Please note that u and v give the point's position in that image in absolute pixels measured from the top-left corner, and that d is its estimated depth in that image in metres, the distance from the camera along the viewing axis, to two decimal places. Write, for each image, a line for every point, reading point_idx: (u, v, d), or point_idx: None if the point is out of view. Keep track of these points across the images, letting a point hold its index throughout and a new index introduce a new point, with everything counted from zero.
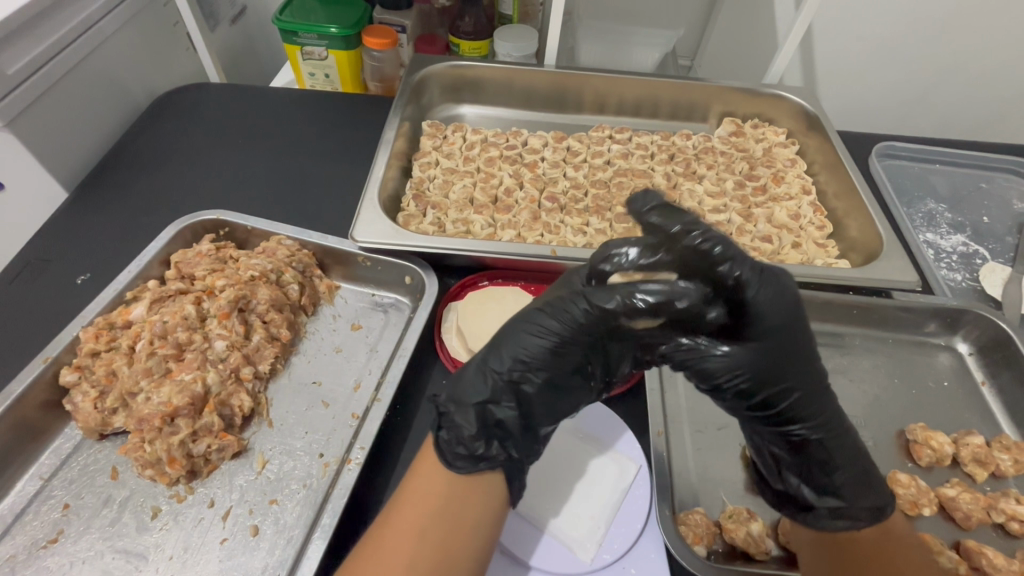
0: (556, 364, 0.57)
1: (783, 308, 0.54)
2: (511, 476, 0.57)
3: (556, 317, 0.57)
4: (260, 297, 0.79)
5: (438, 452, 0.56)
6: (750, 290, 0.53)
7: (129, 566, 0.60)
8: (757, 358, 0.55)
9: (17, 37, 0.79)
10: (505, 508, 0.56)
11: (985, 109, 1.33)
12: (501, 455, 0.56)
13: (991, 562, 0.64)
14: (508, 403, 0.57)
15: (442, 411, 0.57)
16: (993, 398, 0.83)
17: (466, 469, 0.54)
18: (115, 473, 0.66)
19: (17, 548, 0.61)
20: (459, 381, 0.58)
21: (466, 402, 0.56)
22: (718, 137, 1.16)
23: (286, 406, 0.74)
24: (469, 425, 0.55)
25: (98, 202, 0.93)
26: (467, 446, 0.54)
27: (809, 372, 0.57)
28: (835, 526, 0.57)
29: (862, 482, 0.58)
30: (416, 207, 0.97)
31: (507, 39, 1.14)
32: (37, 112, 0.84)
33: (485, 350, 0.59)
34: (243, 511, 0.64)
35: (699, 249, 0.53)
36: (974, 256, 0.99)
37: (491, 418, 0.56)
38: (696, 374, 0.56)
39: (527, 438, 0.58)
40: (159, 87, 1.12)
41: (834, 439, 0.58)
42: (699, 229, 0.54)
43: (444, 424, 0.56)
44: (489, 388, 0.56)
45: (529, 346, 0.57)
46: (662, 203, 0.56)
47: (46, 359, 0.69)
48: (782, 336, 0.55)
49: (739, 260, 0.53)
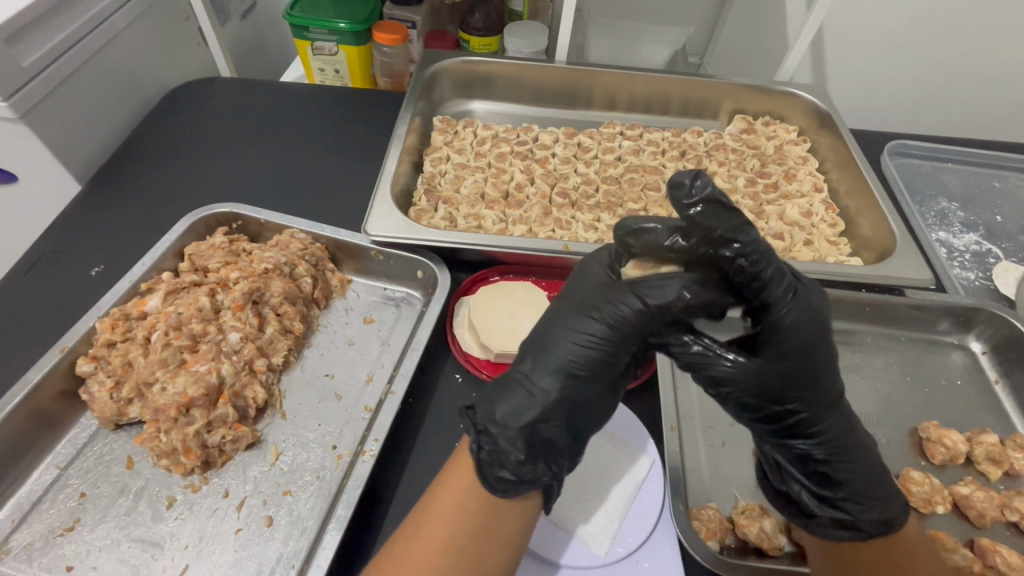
0: (603, 376, 0.56)
1: (809, 327, 0.54)
2: (553, 493, 0.56)
3: (603, 323, 0.56)
4: (273, 290, 0.79)
5: (479, 474, 0.53)
6: (780, 308, 0.53)
7: (146, 554, 0.60)
8: (768, 372, 0.55)
9: (31, 31, 0.80)
10: (540, 516, 0.56)
11: (999, 106, 1.31)
12: (546, 475, 0.54)
13: (1005, 560, 0.63)
14: (557, 423, 0.55)
15: (481, 430, 0.54)
16: (1007, 396, 0.83)
17: (510, 493, 0.53)
18: (131, 463, 0.67)
19: (34, 536, 0.61)
20: (495, 395, 0.56)
21: (512, 424, 0.54)
22: (730, 134, 1.16)
23: (299, 399, 0.74)
24: (517, 452, 0.52)
25: (112, 194, 0.93)
26: (512, 471, 0.53)
27: (827, 392, 0.56)
28: (835, 535, 0.57)
29: (870, 498, 0.56)
30: (427, 202, 0.96)
31: (518, 35, 1.14)
32: (52, 106, 0.84)
33: (529, 364, 0.57)
34: (257, 502, 0.64)
35: (733, 260, 0.52)
36: (987, 255, 0.99)
37: (539, 438, 0.54)
38: (702, 381, 0.56)
39: (571, 453, 0.57)
40: (170, 80, 1.12)
41: (842, 459, 0.57)
42: (743, 240, 0.52)
43: (485, 445, 0.54)
44: (538, 409, 0.54)
45: (575, 356, 0.56)
46: (711, 196, 0.51)
47: (62, 349, 0.70)
48: (804, 356, 0.54)
49: (777, 276, 0.53)
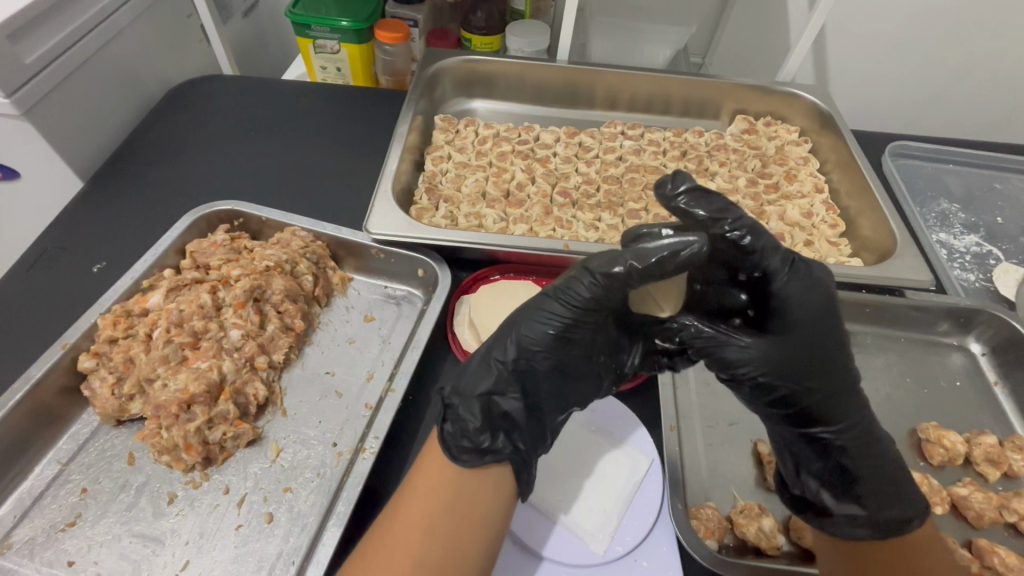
0: (563, 350, 0.58)
1: (816, 302, 0.56)
2: (520, 469, 0.56)
3: (560, 301, 0.57)
4: (275, 287, 0.79)
5: (443, 446, 0.55)
6: (778, 281, 0.56)
7: (147, 550, 0.60)
8: (782, 350, 0.56)
9: (35, 28, 0.80)
10: (514, 501, 0.56)
11: (1003, 108, 1.31)
12: (506, 447, 0.56)
13: (1003, 561, 0.64)
14: (515, 394, 0.57)
15: (446, 404, 0.58)
16: (1006, 397, 0.83)
17: (472, 462, 0.54)
18: (132, 459, 0.67)
19: (35, 531, 0.62)
20: (466, 372, 0.59)
21: (471, 394, 0.57)
22: (731, 134, 1.16)
23: (300, 396, 0.74)
24: (474, 418, 0.55)
25: (114, 191, 0.94)
26: (472, 439, 0.55)
27: (836, 376, 0.57)
28: (857, 535, 0.57)
29: (888, 496, 0.57)
30: (429, 200, 0.97)
31: (520, 34, 1.14)
32: (55, 102, 0.84)
33: (489, 342, 0.60)
34: (258, 498, 0.65)
35: (729, 236, 0.55)
36: (988, 256, 0.99)
37: (497, 409, 0.57)
38: (714, 364, 0.58)
39: (535, 427, 0.58)
40: (172, 78, 1.12)
41: (860, 451, 0.58)
42: (733, 218, 0.56)
43: (449, 417, 0.57)
44: (494, 379, 0.57)
45: (535, 334, 0.58)
46: (694, 187, 0.57)
47: (64, 345, 0.70)
48: (814, 335, 0.56)
49: (771, 249, 0.56)
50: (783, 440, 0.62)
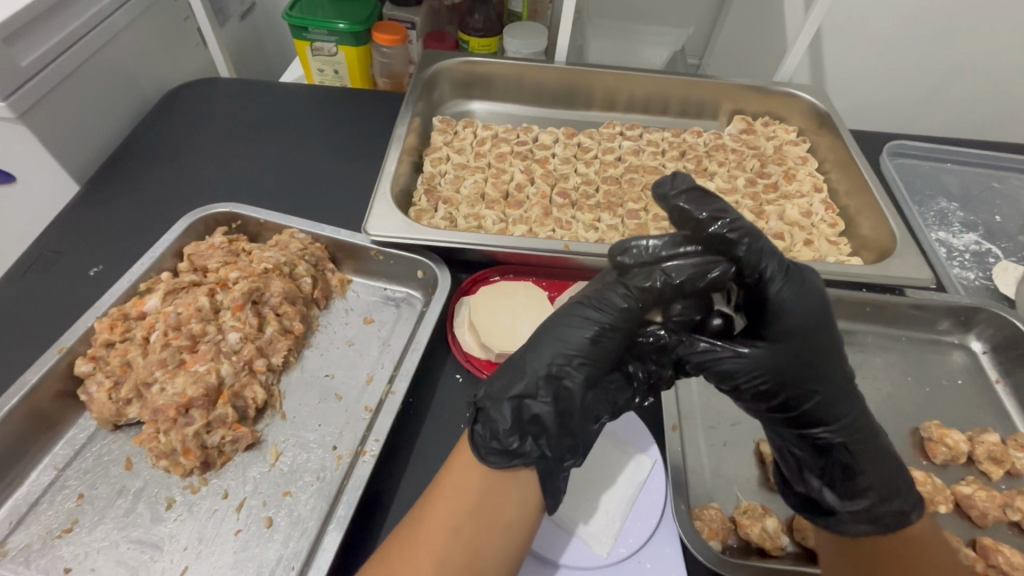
0: (597, 357, 0.57)
1: (808, 305, 0.55)
2: (547, 476, 0.56)
3: (597, 308, 0.57)
4: (273, 290, 0.79)
5: (473, 445, 0.56)
6: (773, 285, 0.55)
7: (144, 556, 0.60)
8: (777, 358, 0.55)
9: (29, 32, 0.79)
10: (540, 511, 0.55)
11: (998, 106, 1.32)
12: (535, 451, 0.55)
13: (1008, 560, 0.63)
14: (546, 398, 0.56)
15: (479, 406, 0.57)
16: (1007, 396, 0.83)
17: (500, 463, 0.54)
18: (129, 464, 0.66)
19: (31, 537, 0.61)
20: (499, 376, 0.58)
21: (503, 396, 0.56)
22: (729, 134, 1.16)
23: (298, 400, 0.74)
24: (504, 420, 0.55)
25: (110, 194, 0.93)
26: (501, 441, 0.54)
27: (834, 378, 0.57)
28: (857, 531, 0.57)
29: (891, 487, 0.57)
30: (428, 202, 0.96)
31: (517, 36, 1.14)
32: (50, 105, 0.84)
33: (524, 346, 0.59)
34: (257, 502, 0.64)
35: (721, 237, 0.54)
36: (986, 255, 0.99)
37: (528, 413, 0.56)
38: (714, 374, 0.56)
39: (564, 435, 0.57)
40: (168, 81, 1.12)
41: (858, 442, 0.58)
42: (728, 219, 0.54)
43: (481, 419, 0.57)
44: (525, 383, 0.56)
45: (571, 338, 0.57)
46: (692, 188, 0.57)
47: (61, 349, 0.69)
48: (806, 337, 0.55)
49: (769, 252, 0.55)
50: (784, 442, 0.62)
